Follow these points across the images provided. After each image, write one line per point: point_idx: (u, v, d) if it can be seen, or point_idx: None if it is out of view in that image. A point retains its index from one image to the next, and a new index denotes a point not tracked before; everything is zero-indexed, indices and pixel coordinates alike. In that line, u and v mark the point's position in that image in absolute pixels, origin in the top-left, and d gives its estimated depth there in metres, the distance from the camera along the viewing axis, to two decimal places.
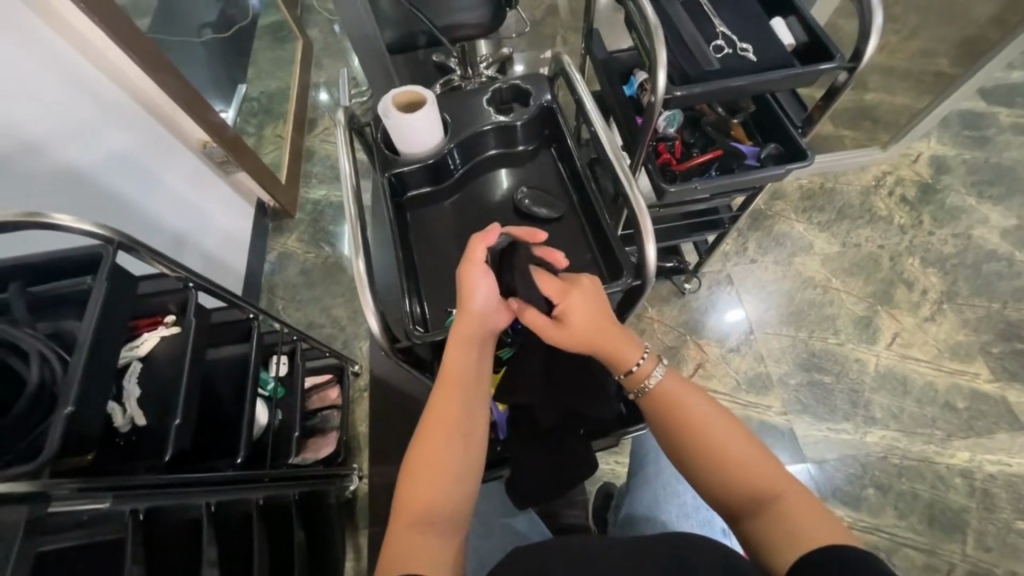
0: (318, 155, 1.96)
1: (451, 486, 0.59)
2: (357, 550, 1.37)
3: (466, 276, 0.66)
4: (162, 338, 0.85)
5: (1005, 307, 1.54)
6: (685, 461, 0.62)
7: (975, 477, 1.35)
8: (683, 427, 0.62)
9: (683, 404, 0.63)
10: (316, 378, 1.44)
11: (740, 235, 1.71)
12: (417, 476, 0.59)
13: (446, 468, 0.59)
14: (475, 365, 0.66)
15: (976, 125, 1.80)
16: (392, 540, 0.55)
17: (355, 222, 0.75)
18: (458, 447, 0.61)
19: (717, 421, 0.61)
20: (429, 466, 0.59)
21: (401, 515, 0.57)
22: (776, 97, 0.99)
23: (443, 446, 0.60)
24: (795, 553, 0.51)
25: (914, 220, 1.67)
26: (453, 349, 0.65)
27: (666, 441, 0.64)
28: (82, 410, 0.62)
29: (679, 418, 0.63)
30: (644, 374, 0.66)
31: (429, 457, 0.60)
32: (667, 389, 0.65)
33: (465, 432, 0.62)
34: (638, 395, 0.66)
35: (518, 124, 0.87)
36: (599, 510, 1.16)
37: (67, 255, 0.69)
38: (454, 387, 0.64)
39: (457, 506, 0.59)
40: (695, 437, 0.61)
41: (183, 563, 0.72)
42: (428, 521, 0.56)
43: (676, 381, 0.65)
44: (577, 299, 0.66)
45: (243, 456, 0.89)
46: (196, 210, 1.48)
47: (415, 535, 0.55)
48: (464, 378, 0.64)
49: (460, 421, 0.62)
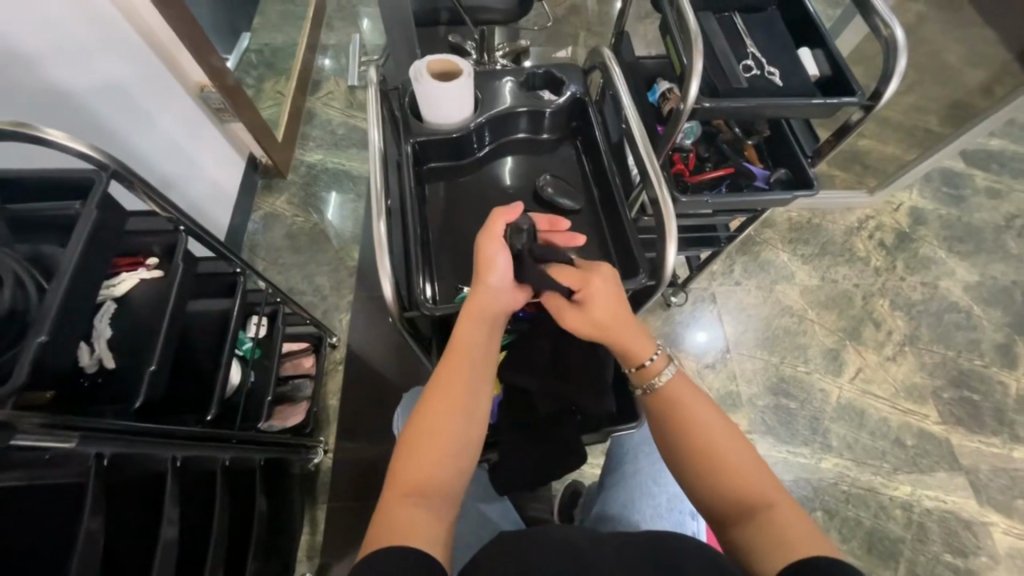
0: (319, 118, 1.90)
1: (448, 465, 0.58)
2: (314, 524, 1.34)
3: (484, 248, 0.67)
4: (142, 280, 0.81)
5: (959, 356, 1.64)
6: (684, 466, 0.63)
7: (913, 510, 1.44)
8: (681, 426, 0.64)
9: (683, 403, 0.65)
10: (292, 345, 1.41)
11: (728, 257, 1.77)
12: (415, 452, 0.58)
13: (445, 445, 0.59)
14: (485, 341, 0.65)
15: (954, 183, 1.90)
16: (385, 513, 0.54)
17: (378, 185, 0.73)
18: (461, 425, 0.60)
19: (717, 427, 0.63)
20: (429, 442, 0.58)
21: (394, 488, 0.56)
22: (790, 123, 1.01)
23: (445, 424, 0.59)
24: (779, 562, 0.53)
25: (889, 265, 1.76)
26: (462, 326, 0.65)
27: (663, 436, 0.66)
28: (56, 341, 0.58)
29: (682, 421, 0.64)
30: (654, 371, 0.67)
31: (430, 433, 0.59)
32: (672, 390, 0.66)
33: (468, 410, 0.61)
34: (646, 390, 0.67)
35: (548, 111, 0.86)
36: (565, 508, 1.18)
37: (53, 175, 0.65)
38: (461, 363, 0.63)
39: (453, 486, 0.58)
40: (695, 441, 0.63)
41: (141, 514, 0.69)
42: (423, 497, 0.56)
43: (681, 383, 0.67)
44: (592, 292, 0.67)
45: (213, 413, 0.86)
46: (186, 156, 1.41)
47: (407, 507, 0.54)
48: (473, 356, 0.64)
49: (466, 397, 0.61)
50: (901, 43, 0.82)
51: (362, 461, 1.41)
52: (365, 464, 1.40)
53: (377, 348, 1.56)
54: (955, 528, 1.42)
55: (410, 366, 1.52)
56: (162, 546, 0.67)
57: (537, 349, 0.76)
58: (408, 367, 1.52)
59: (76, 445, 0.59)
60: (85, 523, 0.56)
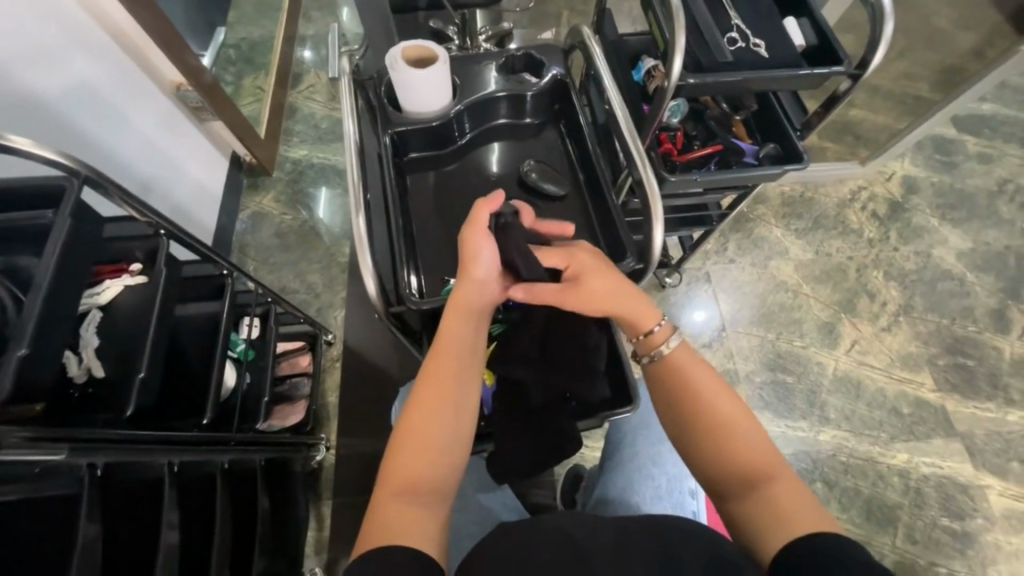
0: (302, 113, 1.86)
1: (438, 461, 0.58)
2: (320, 520, 1.35)
3: (469, 241, 0.66)
4: (127, 287, 0.79)
5: (953, 323, 1.64)
6: (688, 439, 0.64)
7: (910, 476, 1.46)
8: (686, 399, 0.64)
9: (689, 377, 0.65)
10: (287, 345, 1.41)
11: (722, 235, 1.76)
12: (404, 450, 0.58)
13: (435, 441, 0.58)
14: (469, 335, 0.64)
15: (946, 150, 1.89)
16: (378, 512, 0.54)
17: (356, 179, 0.72)
18: (449, 420, 0.60)
19: (722, 401, 0.63)
20: (419, 438, 0.58)
21: (386, 487, 0.56)
22: (778, 96, 0.99)
23: (432, 421, 0.59)
24: (781, 539, 0.54)
25: (882, 235, 1.76)
26: (447, 323, 0.64)
27: (668, 407, 0.67)
28: (41, 354, 0.58)
29: (688, 392, 0.65)
30: (660, 339, 0.68)
31: (417, 431, 0.58)
32: (678, 361, 0.67)
33: (456, 403, 0.61)
34: (652, 358, 0.68)
35: (529, 94, 0.84)
36: (567, 492, 1.19)
37: (23, 184, 0.63)
38: (447, 359, 0.62)
39: (446, 481, 0.58)
40: (699, 414, 0.63)
41: (143, 518, 0.69)
42: (415, 494, 0.56)
43: (688, 355, 0.67)
44: (589, 269, 0.68)
45: (209, 417, 0.86)
46: (166, 157, 1.38)
47: (400, 505, 0.54)
48: (459, 353, 0.63)
49: (453, 391, 0.61)
50: (888, 8, 0.80)
51: (364, 456, 1.42)
52: (367, 459, 1.41)
53: (374, 344, 1.55)
54: (952, 492, 1.45)
55: (407, 360, 1.52)
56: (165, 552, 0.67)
57: (528, 338, 0.76)
58: (405, 361, 1.52)
59: (66, 456, 0.58)
60: (81, 530, 0.57)
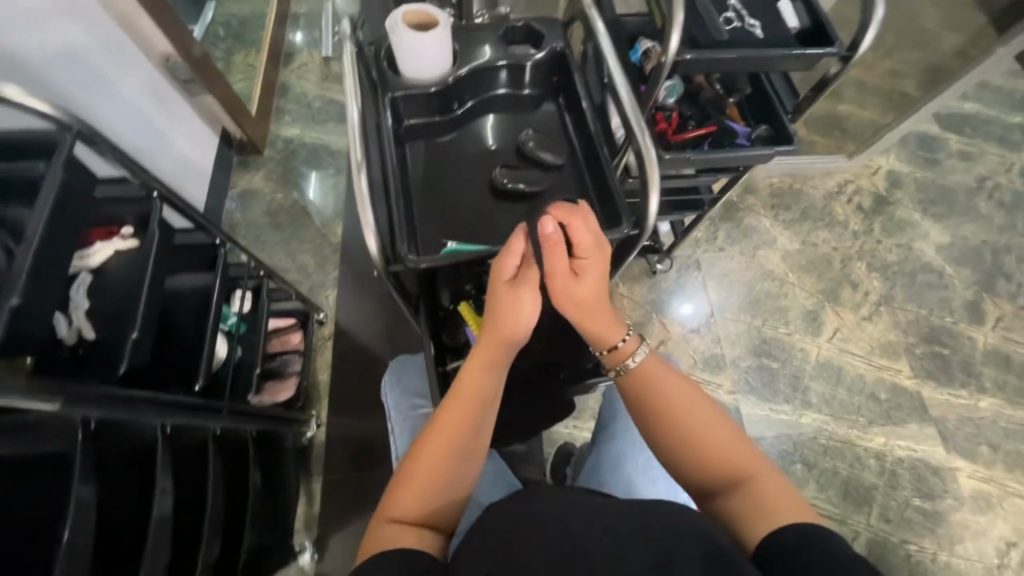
0: (294, 91, 1.84)
1: (441, 495, 0.64)
2: (310, 496, 1.36)
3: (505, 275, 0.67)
4: (117, 251, 0.79)
5: (931, 314, 1.70)
6: (670, 450, 0.66)
7: (886, 458, 1.52)
8: (662, 412, 0.67)
9: (662, 390, 0.68)
10: (278, 322, 1.40)
11: (712, 224, 1.79)
12: (412, 478, 0.64)
13: (441, 477, 0.64)
14: (487, 384, 0.67)
15: (929, 147, 1.94)
16: (383, 523, 0.63)
17: (358, 137, 0.71)
18: (456, 462, 0.65)
19: (694, 405, 0.67)
20: (426, 470, 0.64)
21: (391, 504, 0.64)
22: (771, 79, 1.01)
23: (440, 461, 0.65)
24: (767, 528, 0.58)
25: (866, 228, 1.81)
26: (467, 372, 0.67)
27: (645, 422, 0.68)
28: (31, 307, 0.57)
29: (665, 406, 0.67)
30: (627, 352, 0.70)
31: (426, 465, 0.64)
32: (645, 374, 0.69)
33: (465, 446, 0.66)
34: (619, 371, 0.70)
35: (529, 63, 0.85)
36: (558, 466, 1.22)
37: (15, 136, 0.62)
38: (464, 404, 0.66)
39: (445, 509, 0.65)
40: (679, 425, 0.66)
41: (135, 484, 0.69)
42: (417, 522, 0.63)
43: (655, 365, 0.70)
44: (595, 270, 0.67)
45: (201, 383, 0.86)
46: (154, 129, 1.36)
47: (402, 525, 0.62)
48: (473, 405, 0.66)
49: (464, 435, 0.66)
50: None
51: (355, 434, 1.43)
52: (358, 437, 1.42)
53: (366, 324, 1.55)
54: (924, 474, 1.50)
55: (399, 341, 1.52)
56: (156, 519, 0.67)
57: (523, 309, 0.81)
58: (397, 342, 1.52)
59: (59, 409, 0.58)
60: (75, 493, 0.56)
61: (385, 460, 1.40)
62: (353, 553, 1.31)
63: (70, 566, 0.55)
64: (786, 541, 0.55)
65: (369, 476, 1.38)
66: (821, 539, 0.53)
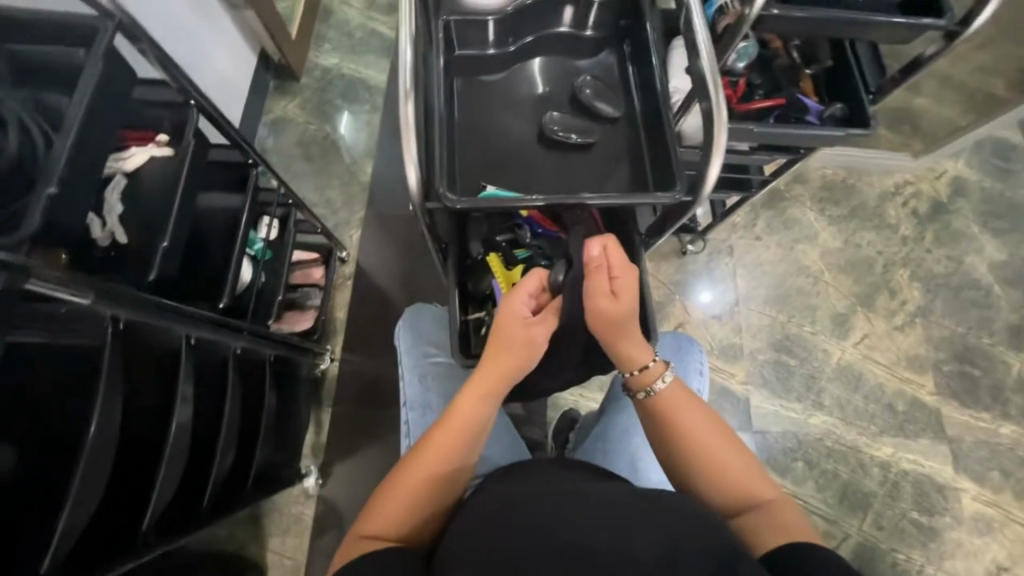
0: (336, 17, 1.76)
1: (434, 499, 0.65)
2: (318, 425, 1.41)
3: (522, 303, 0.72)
4: (153, 157, 0.78)
5: (968, 333, 1.62)
6: (683, 469, 0.68)
7: (890, 469, 1.50)
8: (680, 433, 0.68)
9: (681, 412, 0.69)
10: (302, 255, 1.41)
11: (752, 210, 1.70)
12: (405, 478, 0.65)
13: (436, 479, 0.65)
14: (489, 400, 0.70)
15: (1005, 155, 1.78)
16: (372, 521, 0.63)
17: (409, 58, 0.66)
18: (452, 465, 0.66)
19: (709, 429, 0.68)
20: (421, 474, 0.65)
21: (381, 503, 0.64)
22: (856, 53, 0.92)
23: (437, 465, 0.66)
24: (778, 541, 0.60)
25: (917, 234, 1.70)
26: (466, 397, 0.69)
27: (661, 442, 0.70)
28: (68, 198, 0.57)
29: (681, 428, 0.68)
30: (653, 376, 0.71)
31: (421, 468, 0.65)
32: (668, 399, 0.70)
33: (462, 453, 0.67)
34: (645, 393, 0.71)
35: (595, 2, 0.79)
36: (561, 431, 1.24)
37: (55, 18, 0.60)
38: (466, 413, 0.68)
39: (435, 514, 0.66)
40: (696, 446, 0.67)
41: (159, 391, 0.71)
42: (408, 522, 0.64)
43: (678, 391, 0.71)
44: (629, 287, 0.71)
45: (226, 301, 0.87)
46: (192, 37, 1.31)
47: (391, 523, 0.63)
48: (469, 428, 0.68)
49: (462, 441, 0.67)
50: None
51: (366, 373, 1.46)
52: (368, 377, 1.45)
53: (387, 268, 1.55)
54: (926, 490, 1.48)
55: (417, 289, 1.52)
56: (177, 428, 0.69)
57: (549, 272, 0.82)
58: (415, 290, 1.52)
59: (92, 302, 0.59)
60: (103, 393, 0.58)
61: (393, 401, 1.43)
62: (354, 483, 1.37)
63: (94, 458, 0.57)
64: (796, 550, 0.57)
65: (375, 415, 1.42)
66: (828, 553, 0.56)
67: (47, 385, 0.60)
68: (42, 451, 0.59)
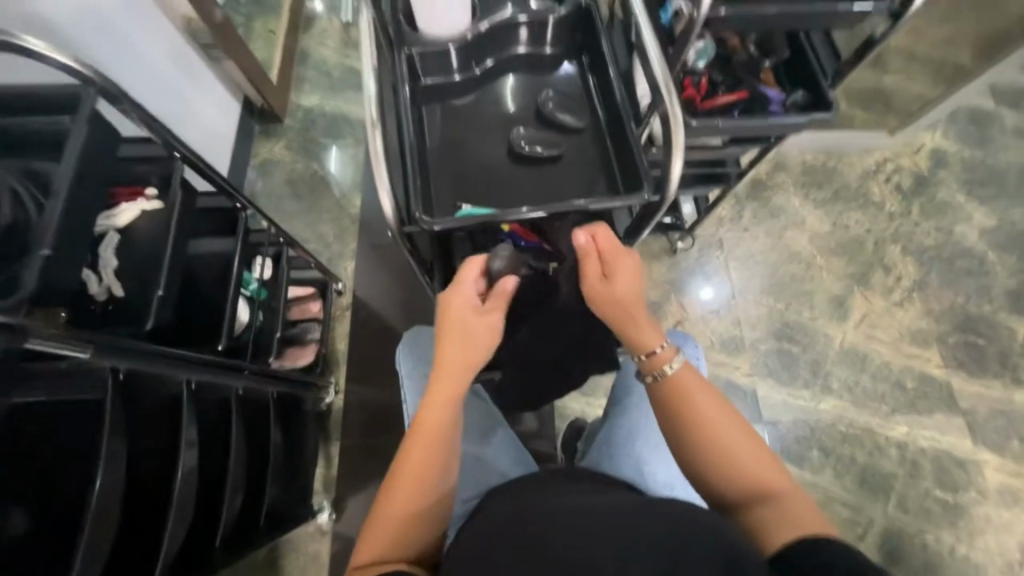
0: (314, 59, 1.82)
1: (423, 509, 0.66)
2: (328, 460, 1.41)
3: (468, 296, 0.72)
4: (143, 211, 0.80)
5: (968, 302, 1.62)
6: (696, 459, 0.67)
7: (907, 448, 1.48)
8: (690, 420, 0.67)
9: (692, 400, 0.68)
10: (298, 291, 1.43)
11: (738, 202, 1.72)
12: (392, 498, 0.66)
13: (421, 489, 0.66)
14: (454, 397, 0.70)
15: (980, 124, 1.81)
16: (369, 546, 0.64)
17: (374, 91, 0.69)
18: (433, 470, 0.67)
19: (722, 419, 0.67)
20: (405, 489, 0.66)
21: (374, 527, 0.65)
22: (810, 43, 0.96)
23: (419, 475, 0.66)
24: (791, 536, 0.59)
25: (904, 210, 1.71)
26: (431, 400, 0.69)
27: (672, 429, 0.69)
28: (60, 257, 0.59)
29: (693, 417, 0.67)
30: (665, 359, 0.71)
31: (405, 483, 0.66)
32: (681, 383, 0.69)
33: (440, 456, 0.68)
34: (655, 377, 0.70)
35: (551, 20, 0.81)
36: (569, 441, 1.23)
37: (43, 91, 0.64)
38: (436, 416, 0.69)
39: (430, 522, 0.67)
40: (708, 436, 0.66)
41: (163, 438, 0.72)
42: (405, 537, 0.65)
43: (690, 377, 0.70)
44: (624, 272, 0.74)
45: (225, 343, 0.89)
46: (176, 91, 1.36)
47: (387, 542, 0.64)
48: (440, 429, 0.69)
49: (437, 445, 0.68)
50: None
51: (371, 402, 1.46)
52: (374, 405, 1.45)
53: (383, 295, 1.57)
54: (947, 465, 1.46)
55: (414, 314, 1.54)
56: (182, 474, 0.69)
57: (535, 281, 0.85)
58: (413, 314, 1.54)
59: (91, 356, 0.61)
60: (105, 445, 0.59)
61: (400, 427, 1.43)
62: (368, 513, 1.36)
63: (101, 511, 0.58)
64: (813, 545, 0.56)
65: (383, 443, 1.42)
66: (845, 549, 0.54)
67: (50, 444, 0.61)
68: (49, 511, 0.59)
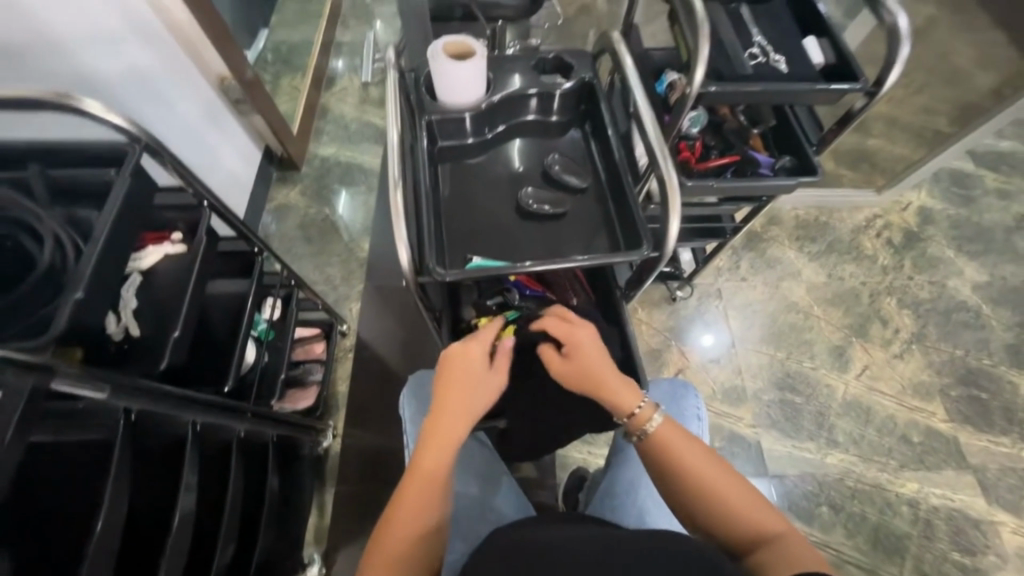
0: (333, 113, 1.94)
1: (418, 556, 0.65)
2: (321, 508, 1.36)
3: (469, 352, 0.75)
4: (167, 255, 0.85)
5: (967, 355, 1.63)
6: (687, 505, 0.67)
7: (919, 506, 1.43)
8: (677, 467, 0.68)
9: (675, 448, 0.69)
10: (304, 332, 1.45)
11: (735, 253, 1.78)
12: (388, 546, 0.64)
13: (416, 534, 0.65)
14: (451, 442, 0.70)
15: (963, 184, 1.90)
16: None
17: (396, 153, 0.76)
18: (429, 515, 0.67)
19: (705, 462, 0.68)
20: (400, 538, 0.65)
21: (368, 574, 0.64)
22: (795, 113, 1.04)
23: (414, 521, 0.66)
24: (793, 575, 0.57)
25: (896, 263, 1.76)
26: (426, 446, 0.70)
27: (662, 478, 0.69)
28: (93, 300, 0.62)
29: (679, 464, 0.68)
30: (644, 419, 0.71)
31: (400, 530, 0.65)
32: (663, 437, 0.70)
33: (435, 501, 0.68)
34: (637, 436, 0.71)
35: (558, 93, 0.90)
36: (570, 494, 1.20)
37: (94, 146, 0.70)
38: (433, 461, 0.69)
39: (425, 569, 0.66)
40: (696, 481, 0.66)
41: (165, 481, 0.72)
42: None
43: (673, 429, 0.70)
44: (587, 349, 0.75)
45: (230, 385, 0.89)
46: (206, 143, 1.45)
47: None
48: (435, 477, 0.68)
49: (434, 490, 0.68)
50: (903, 31, 0.84)
51: (369, 447, 1.44)
52: (372, 451, 1.43)
53: (386, 338, 1.59)
54: (962, 526, 1.41)
55: (417, 356, 1.54)
56: (179, 518, 0.68)
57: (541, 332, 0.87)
58: (415, 357, 1.54)
59: (108, 397, 0.62)
60: (109, 490, 0.59)
61: (397, 474, 1.40)
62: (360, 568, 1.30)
63: (98, 559, 0.57)
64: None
65: (379, 491, 1.38)
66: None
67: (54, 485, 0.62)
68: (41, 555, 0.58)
